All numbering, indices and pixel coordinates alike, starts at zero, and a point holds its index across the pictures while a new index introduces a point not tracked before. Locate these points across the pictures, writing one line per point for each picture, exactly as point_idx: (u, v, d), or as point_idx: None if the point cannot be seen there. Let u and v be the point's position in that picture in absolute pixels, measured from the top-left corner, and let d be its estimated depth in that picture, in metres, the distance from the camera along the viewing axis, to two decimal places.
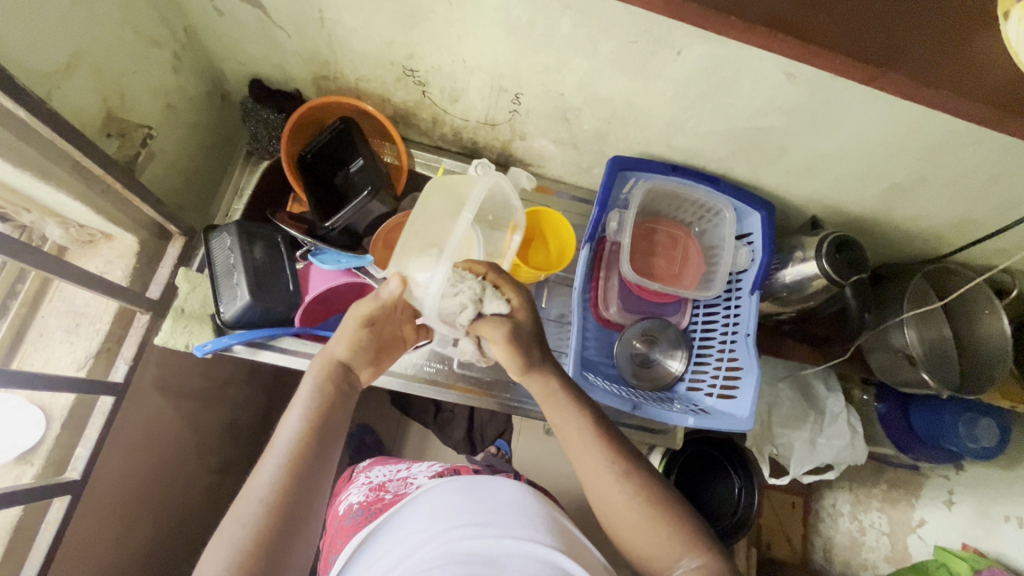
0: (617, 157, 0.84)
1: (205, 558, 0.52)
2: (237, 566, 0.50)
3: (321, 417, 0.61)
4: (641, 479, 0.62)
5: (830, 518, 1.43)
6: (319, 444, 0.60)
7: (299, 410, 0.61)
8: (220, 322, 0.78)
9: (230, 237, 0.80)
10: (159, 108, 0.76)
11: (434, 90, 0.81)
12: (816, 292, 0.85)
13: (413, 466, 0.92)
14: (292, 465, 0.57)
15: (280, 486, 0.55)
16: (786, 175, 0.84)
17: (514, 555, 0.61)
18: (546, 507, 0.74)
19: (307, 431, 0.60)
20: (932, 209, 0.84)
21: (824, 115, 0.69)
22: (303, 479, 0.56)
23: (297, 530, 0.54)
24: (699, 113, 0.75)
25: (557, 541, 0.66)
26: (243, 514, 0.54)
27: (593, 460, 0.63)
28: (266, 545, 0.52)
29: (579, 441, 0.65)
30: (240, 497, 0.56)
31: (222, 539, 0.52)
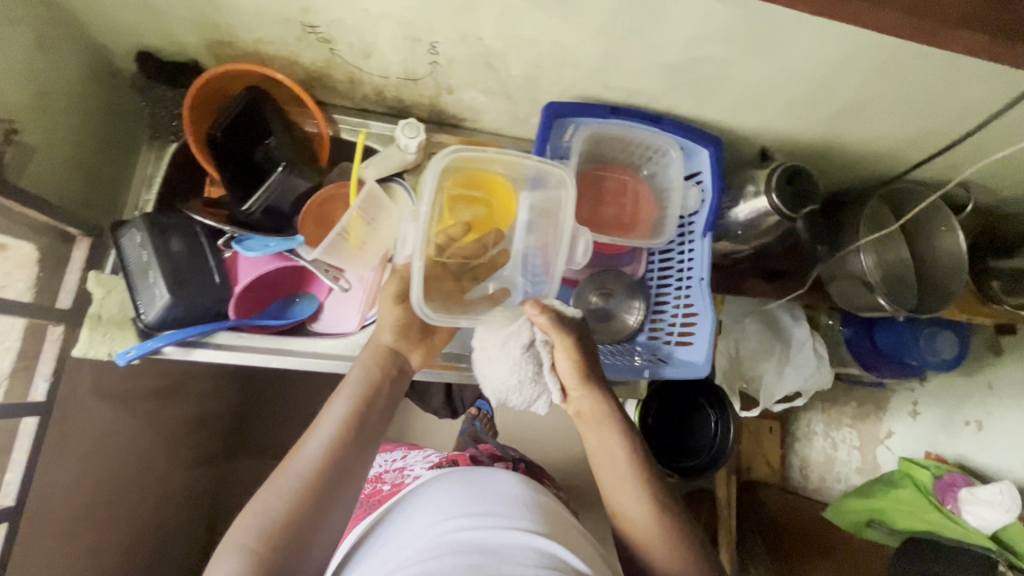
0: (551, 104, 0.78)
1: (238, 524, 0.55)
2: (268, 534, 0.54)
3: (366, 405, 0.63)
4: (664, 501, 0.67)
5: (807, 438, 1.56)
6: (360, 427, 0.62)
7: (342, 396, 0.63)
8: (144, 325, 0.72)
9: (139, 234, 0.73)
10: (29, 97, 0.65)
11: (342, 47, 0.73)
12: (770, 228, 0.83)
13: (409, 457, 0.97)
14: (329, 446, 0.59)
15: (318, 464, 0.58)
16: (732, 106, 0.79)
17: (507, 544, 0.60)
18: (542, 498, 0.73)
19: (350, 417, 0.62)
20: (885, 128, 0.80)
21: (762, 37, 0.64)
22: (339, 461, 0.59)
23: (327, 507, 0.57)
24: (632, 47, 0.68)
25: (551, 530, 0.66)
26: (279, 489, 0.56)
27: (616, 484, 0.68)
28: (293, 521, 0.55)
29: (612, 463, 0.68)
30: (277, 471, 0.59)
31: (255, 507, 0.56)
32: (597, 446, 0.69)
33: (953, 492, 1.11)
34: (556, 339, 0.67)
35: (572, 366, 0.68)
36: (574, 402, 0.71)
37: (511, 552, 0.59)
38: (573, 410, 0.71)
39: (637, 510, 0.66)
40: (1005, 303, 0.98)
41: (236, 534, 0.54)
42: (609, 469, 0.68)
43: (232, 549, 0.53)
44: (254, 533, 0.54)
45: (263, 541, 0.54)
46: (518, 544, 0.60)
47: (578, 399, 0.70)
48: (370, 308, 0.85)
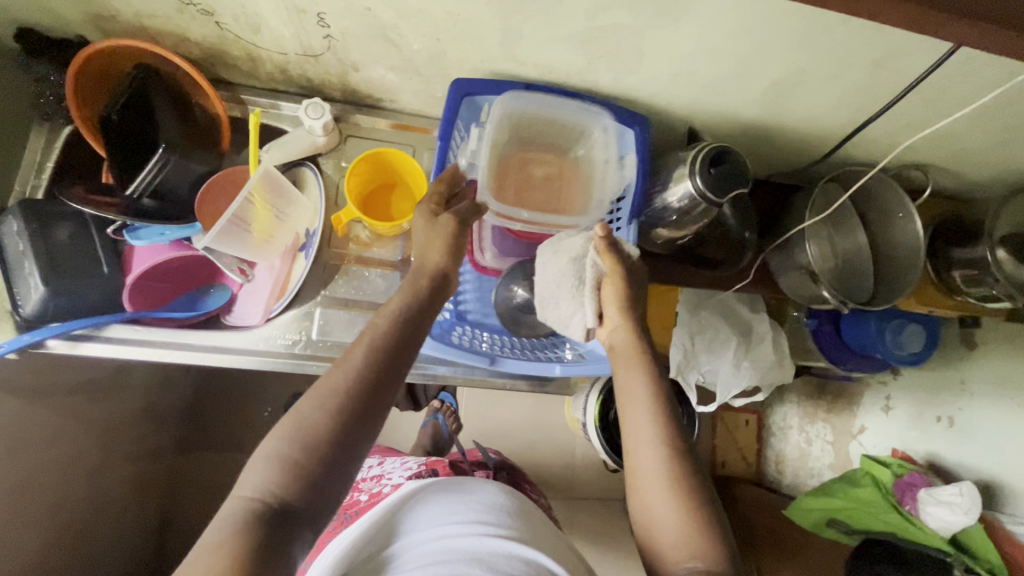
0: (458, 81, 0.73)
1: (276, 428, 0.50)
2: (296, 445, 0.48)
3: (411, 329, 0.58)
4: (700, 490, 0.56)
5: (781, 432, 1.48)
6: (398, 347, 0.56)
7: (383, 318, 0.58)
8: (22, 319, 0.69)
9: (15, 222, 0.69)
10: None
11: (228, 20, 0.68)
12: (700, 214, 0.77)
13: (385, 463, 0.94)
14: (372, 358, 0.54)
15: (361, 371, 0.53)
16: (656, 83, 0.73)
17: (495, 554, 0.55)
18: (525, 501, 0.68)
19: (392, 337, 0.56)
20: (823, 104, 0.73)
21: (668, 3, 0.58)
22: (381, 376, 0.53)
23: (369, 420, 0.51)
24: (532, 16, 0.63)
25: (537, 539, 0.61)
26: (323, 392, 0.51)
27: (637, 438, 0.59)
28: (338, 429, 0.49)
29: (636, 411, 0.60)
30: (320, 377, 0.53)
31: (292, 416, 0.50)
32: (623, 388, 0.62)
33: (913, 493, 1.07)
34: (607, 263, 0.67)
35: (619, 292, 0.67)
36: (611, 333, 0.67)
37: (496, 563, 0.54)
38: (608, 345, 0.67)
39: (661, 486, 0.56)
40: (968, 295, 0.92)
41: (267, 446, 0.49)
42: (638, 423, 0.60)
43: (267, 458, 0.48)
44: (284, 441, 0.48)
45: (303, 447, 0.48)
46: (504, 553, 0.56)
47: (613, 330, 0.67)
48: (275, 301, 0.81)
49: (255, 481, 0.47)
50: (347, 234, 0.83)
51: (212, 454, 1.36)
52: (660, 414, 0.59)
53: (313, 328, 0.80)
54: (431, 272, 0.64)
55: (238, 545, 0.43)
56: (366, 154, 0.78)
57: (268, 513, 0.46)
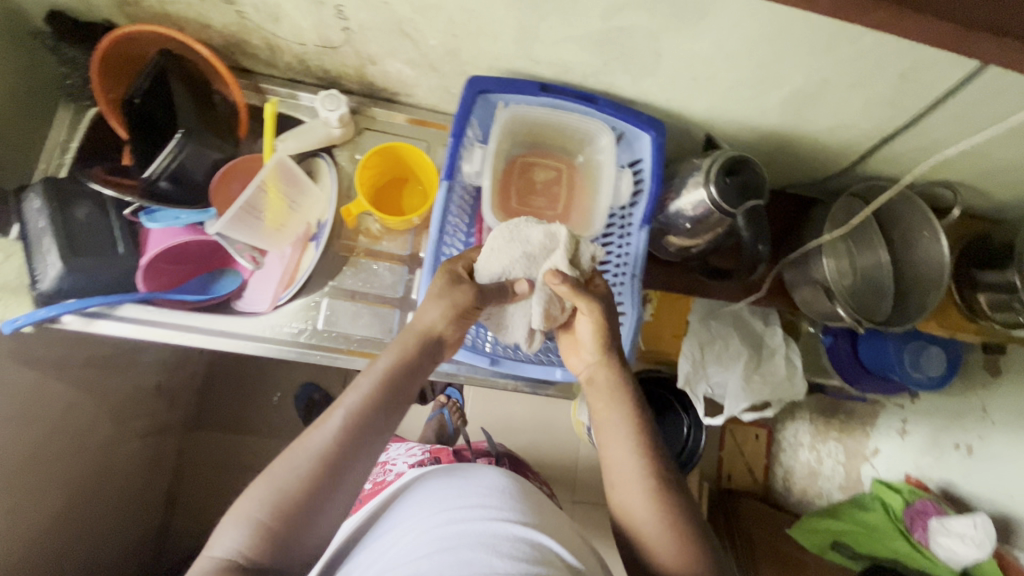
0: (473, 79, 0.72)
1: (251, 492, 0.51)
2: (268, 510, 0.49)
3: (394, 387, 0.57)
4: (683, 520, 0.57)
5: (790, 448, 1.44)
6: (381, 408, 0.55)
7: (369, 378, 0.57)
8: (38, 294, 0.70)
9: (37, 199, 0.71)
10: None
11: (247, 8, 0.69)
12: (713, 223, 0.75)
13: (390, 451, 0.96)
14: (349, 423, 0.53)
15: (337, 437, 0.52)
16: (674, 87, 0.72)
17: (495, 535, 0.54)
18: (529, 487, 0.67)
19: (376, 397, 0.55)
20: (848, 114, 0.71)
21: (688, 5, 0.56)
22: (356, 442, 0.53)
23: (338, 486, 0.52)
24: (550, 16, 0.62)
25: (538, 519, 0.60)
26: (296, 462, 0.51)
27: (619, 462, 0.60)
28: (304, 498, 0.50)
29: (617, 441, 0.61)
30: (295, 442, 0.53)
31: (268, 478, 0.51)
32: (604, 426, 0.63)
33: (924, 521, 1.03)
34: (579, 303, 0.63)
35: (596, 331, 0.65)
36: (588, 366, 0.67)
37: (500, 544, 0.53)
38: (583, 376, 0.67)
39: (644, 518, 0.57)
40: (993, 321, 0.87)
41: (243, 507, 0.50)
42: (619, 457, 0.60)
43: (240, 519, 0.49)
44: (257, 505, 0.49)
45: (275, 511, 0.49)
46: (507, 536, 0.55)
47: (590, 364, 0.66)
48: (284, 289, 0.81)
49: (229, 541, 0.48)
50: (357, 226, 0.84)
51: (219, 433, 1.39)
52: (638, 443, 0.60)
53: (319, 317, 0.80)
54: (425, 330, 0.61)
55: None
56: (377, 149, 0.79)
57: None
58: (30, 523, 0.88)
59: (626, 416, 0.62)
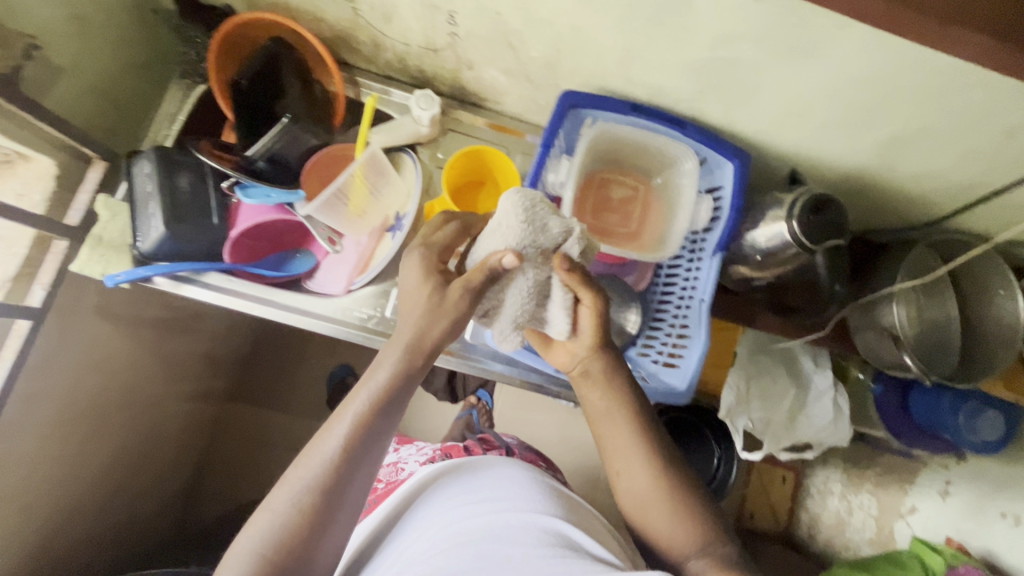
0: (568, 92, 0.74)
1: (260, 517, 0.50)
2: (271, 543, 0.48)
3: (393, 393, 0.55)
4: (689, 498, 0.62)
5: (819, 495, 1.40)
6: (369, 430, 0.53)
7: (371, 385, 0.55)
8: (138, 254, 0.75)
9: (149, 164, 0.76)
10: (66, 21, 0.69)
11: (364, 7, 0.72)
12: (788, 259, 0.75)
13: (404, 447, 0.93)
14: (351, 439, 0.52)
15: (338, 457, 0.51)
16: (765, 120, 0.72)
17: (516, 528, 0.58)
18: (544, 476, 0.70)
19: (373, 409, 0.54)
20: (939, 164, 0.70)
21: (798, 41, 0.57)
22: (358, 456, 0.52)
23: (346, 499, 0.51)
24: (656, 41, 0.64)
25: (558, 508, 0.63)
26: (301, 480, 0.50)
27: (625, 461, 0.64)
28: (313, 520, 0.49)
29: (622, 438, 0.64)
30: (296, 462, 0.52)
31: (269, 509, 0.50)
32: (605, 433, 0.66)
33: None
34: (585, 296, 0.62)
35: (595, 324, 0.65)
36: (577, 361, 0.68)
37: (517, 536, 0.57)
38: (572, 371, 0.69)
39: (654, 504, 0.62)
40: None
41: (249, 538, 0.49)
42: (626, 451, 0.64)
43: (254, 545, 0.49)
44: (260, 537, 0.49)
45: (287, 530, 0.49)
46: (525, 527, 0.58)
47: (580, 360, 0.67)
48: (358, 274, 0.85)
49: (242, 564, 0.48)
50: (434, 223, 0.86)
51: (256, 405, 1.43)
52: (641, 440, 0.64)
53: (387, 305, 0.83)
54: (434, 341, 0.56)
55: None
56: (466, 151, 0.81)
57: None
58: (83, 464, 0.94)
59: (625, 419, 0.65)
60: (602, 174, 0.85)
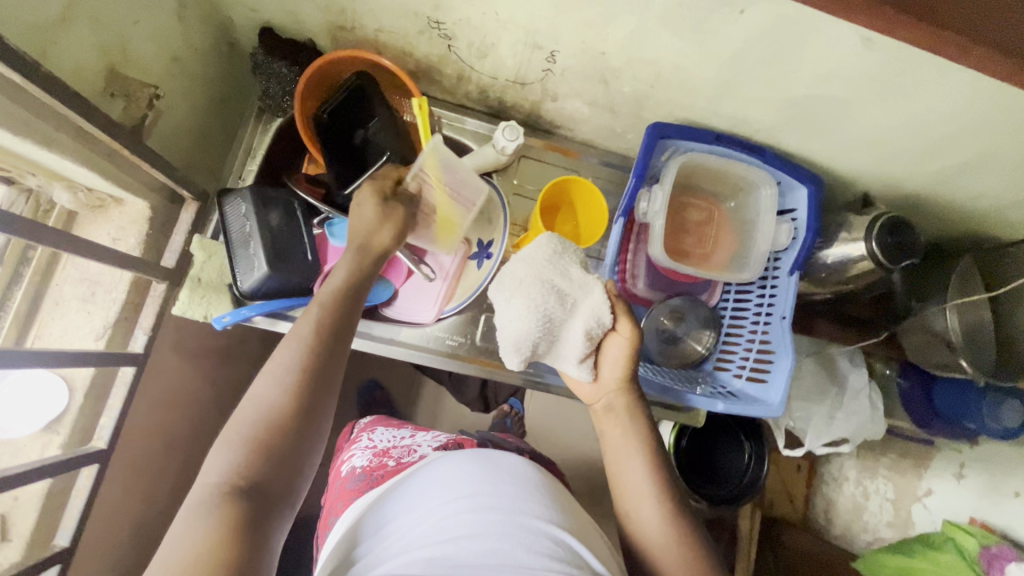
0: (657, 124, 0.77)
1: (237, 417, 0.52)
2: (256, 431, 0.50)
3: (348, 299, 0.60)
4: (685, 521, 0.62)
5: (834, 482, 1.38)
6: (336, 339, 0.57)
7: (325, 292, 0.60)
8: (238, 293, 0.75)
9: (245, 203, 0.75)
10: (165, 64, 0.68)
11: (461, 45, 0.73)
12: (859, 275, 0.82)
13: (417, 435, 0.89)
14: (319, 342, 0.56)
15: (306, 356, 0.54)
16: (842, 148, 0.77)
17: (521, 530, 0.60)
18: (550, 480, 0.72)
19: (333, 310, 0.58)
20: (998, 187, 0.76)
21: (898, 85, 0.62)
22: (330, 360, 0.55)
23: (321, 405, 0.54)
24: (756, 80, 0.67)
25: (563, 517, 0.65)
26: (275, 380, 0.53)
27: (631, 474, 0.64)
28: (294, 416, 0.52)
29: (624, 453, 0.65)
30: (269, 363, 0.55)
31: (252, 402, 0.52)
32: (611, 437, 0.67)
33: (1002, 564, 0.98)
34: (620, 322, 0.68)
35: (624, 355, 0.68)
36: (604, 393, 0.69)
37: (521, 538, 0.59)
38: (599, 404, 0.69)
39: (650, 519, 0.62)
40: None
41: (234, 431, 0.51)
42: (629, 468, 0.65)
43: (235, 442, 0.50)
44: (245, 429, 0.51)
45: (267, 428, 0.50)
46: (529, 530, 0.61)
47: (606, 393, 0.69)
48: (448, 301, 0.86)
49: (224, 464, 0.48)
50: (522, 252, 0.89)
51: None
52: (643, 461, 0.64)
53: (476, 333, 0.87)
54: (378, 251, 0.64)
55: (229, 516, 0.45)
56: (555, 181, 0.82)
57: (247, 492, 0.47)
58: None
59: (637, 440, 0.65)
60: (678, 198, 0.89)
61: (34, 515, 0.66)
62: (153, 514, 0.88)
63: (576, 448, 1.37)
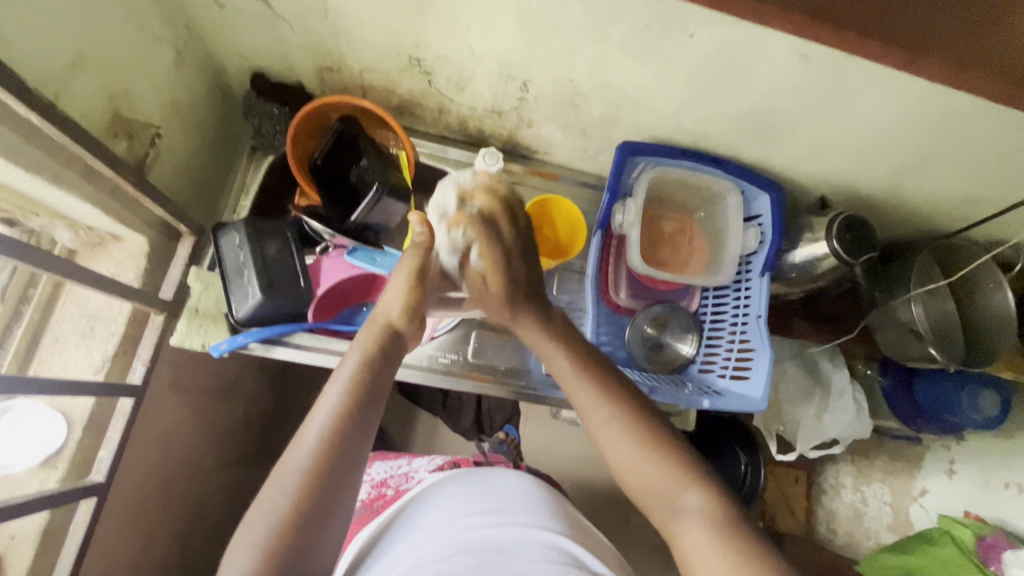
0: (626, 142, 0.83)
1: (249, 518, 0.51)
2: (276, 533, 0.49)
3: (367, 392, 0.58)
4: (649, 425, 0.60)
5: (832, 490, 1.34)
6: (359, 428, 0.56)
7: (344, 377, 0.58)
8: (233, 321, 0.77)
9: (239, 235, 0.78)
10: (164, 106, 0.73)
11: (440, 79, 0.80)
12: (826, 272, 0.86)
13: (414, 461, 0.89)
14: (334, 431, 0.54)
15: (323, 450, 0.53)
16: (796, 156, 0.84)
17: (523, 544, 0.61)
18: (549, 496, 0.74)
19: (350, 404, 0.56)
20: (942, 184, 0.82)
21: (837, 95, 0.69)
22: (346, 459, 0.54)
23: (329, 512, 0.52)
24: (712, 97, 0.74)
25: (560, 525, 0.67)
26: (284, 481, 0.52)
27: (583, 399, 0.63)
28: (309, 513, 0.51)
29: (571, 383, 0.64)
30: (281, 460, 0.54)
31: (265, 502, 0.51)
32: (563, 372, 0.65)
33: (998, 554, 0.95)
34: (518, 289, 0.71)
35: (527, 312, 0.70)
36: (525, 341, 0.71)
37: (520, 550, 0.60)
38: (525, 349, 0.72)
39: (612, 431, 0.60)
40: None
41: (249, 532, 0.50)
42: (578, 394, 0.63)
43: (247, 543, 0.49)
44: (264, 531, 0.50)
45: (276, 533, 0.49)
46: (528, 541, 0.61)
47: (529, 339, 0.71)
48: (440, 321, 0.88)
49: (237, 568, 0.48)
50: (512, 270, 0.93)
51: None
52: (588, 379, 0.63)
53: (468, 350, 0.89)
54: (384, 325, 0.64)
55: None
56: (536, 201, 0.88)
57: None
58: None
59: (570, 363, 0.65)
60: (654, 213, 0.95)
61: (31, 554, 0.65)
62: (149, 557, 0.86)
63: (575, 472, 1.35)
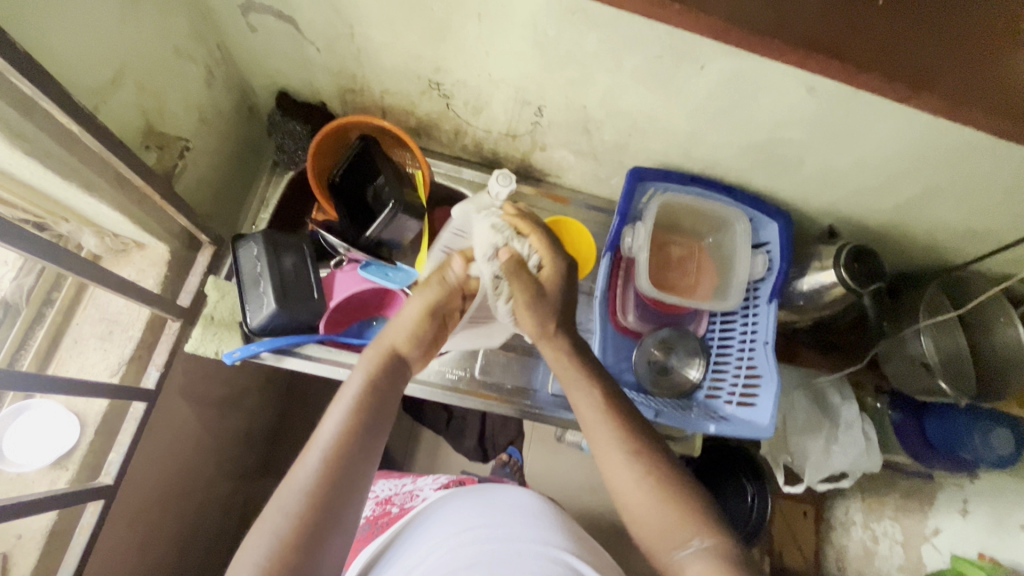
0: (636, 168, 0.85)
1: (250, 540, 0.50)
2: (274, 556, 0.49)
3: (369, 415, 0.59)
4: (660, 467, 0.59)
5: (842, 526, 1.31)
6: (360, 450, 0.56)
7: (348, 402, 0.59)
8: (248, 329, 0.79)
9: (257, 246, 0.80)
10: (193, 121, 0.76)
11: (458, 102, 0.82)
12: (833, 300, 0.87)
13: (419, 479, 0.89)
14: (337, 452, 0.55)
15: (326, 471, 0.54)
16: (804, 186, 0.85)
17: (526, 556, 0.60)
18: (556, 513, 0.73)
19: (354, 425, 0.57)
20: (950, 216, 0.83)
21: (844, 128, 0.70)
22: (346, 479, 0.54)
23: (327, 534, 0.51)
24: (721, 125, 0.76)
25: (567, 542, 0.66)
26: (285, 503, 0.52)
27: (598, 432, 0.63)
28: (308, 537, 0.50)
29: (590, 418, 0.64)
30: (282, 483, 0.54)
31: (265, 525, 0.51)
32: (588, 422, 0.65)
33: None
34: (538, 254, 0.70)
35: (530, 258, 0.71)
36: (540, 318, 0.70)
37: (524, 562, 0.59)
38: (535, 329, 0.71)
39: (623, 469, 0.59)
40: None
41: (249, 555, 0.49)
42: (596, 429, 0.63)
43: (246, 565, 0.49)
44: (263, 552, 0.49)
45: (274, 557, 0.49)
46: (531, 553, 0.61)
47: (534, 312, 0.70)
48: None
49: None
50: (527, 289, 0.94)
51: None
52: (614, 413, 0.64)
53: (475, 367, 0.90)
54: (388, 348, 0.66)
55: None
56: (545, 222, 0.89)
57: None
58: None
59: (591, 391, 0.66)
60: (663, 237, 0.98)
61: (36, 554, 0.66)
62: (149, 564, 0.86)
63: (579, 498, 1.33)
